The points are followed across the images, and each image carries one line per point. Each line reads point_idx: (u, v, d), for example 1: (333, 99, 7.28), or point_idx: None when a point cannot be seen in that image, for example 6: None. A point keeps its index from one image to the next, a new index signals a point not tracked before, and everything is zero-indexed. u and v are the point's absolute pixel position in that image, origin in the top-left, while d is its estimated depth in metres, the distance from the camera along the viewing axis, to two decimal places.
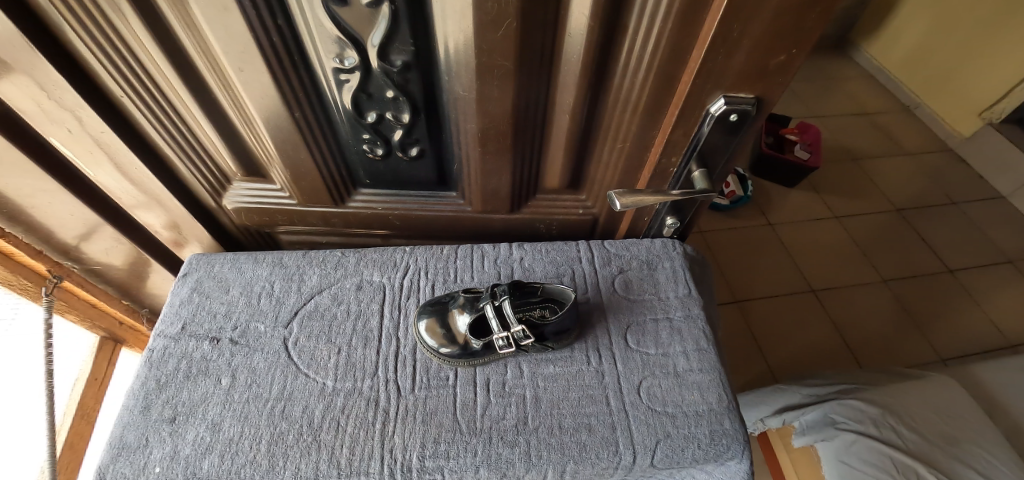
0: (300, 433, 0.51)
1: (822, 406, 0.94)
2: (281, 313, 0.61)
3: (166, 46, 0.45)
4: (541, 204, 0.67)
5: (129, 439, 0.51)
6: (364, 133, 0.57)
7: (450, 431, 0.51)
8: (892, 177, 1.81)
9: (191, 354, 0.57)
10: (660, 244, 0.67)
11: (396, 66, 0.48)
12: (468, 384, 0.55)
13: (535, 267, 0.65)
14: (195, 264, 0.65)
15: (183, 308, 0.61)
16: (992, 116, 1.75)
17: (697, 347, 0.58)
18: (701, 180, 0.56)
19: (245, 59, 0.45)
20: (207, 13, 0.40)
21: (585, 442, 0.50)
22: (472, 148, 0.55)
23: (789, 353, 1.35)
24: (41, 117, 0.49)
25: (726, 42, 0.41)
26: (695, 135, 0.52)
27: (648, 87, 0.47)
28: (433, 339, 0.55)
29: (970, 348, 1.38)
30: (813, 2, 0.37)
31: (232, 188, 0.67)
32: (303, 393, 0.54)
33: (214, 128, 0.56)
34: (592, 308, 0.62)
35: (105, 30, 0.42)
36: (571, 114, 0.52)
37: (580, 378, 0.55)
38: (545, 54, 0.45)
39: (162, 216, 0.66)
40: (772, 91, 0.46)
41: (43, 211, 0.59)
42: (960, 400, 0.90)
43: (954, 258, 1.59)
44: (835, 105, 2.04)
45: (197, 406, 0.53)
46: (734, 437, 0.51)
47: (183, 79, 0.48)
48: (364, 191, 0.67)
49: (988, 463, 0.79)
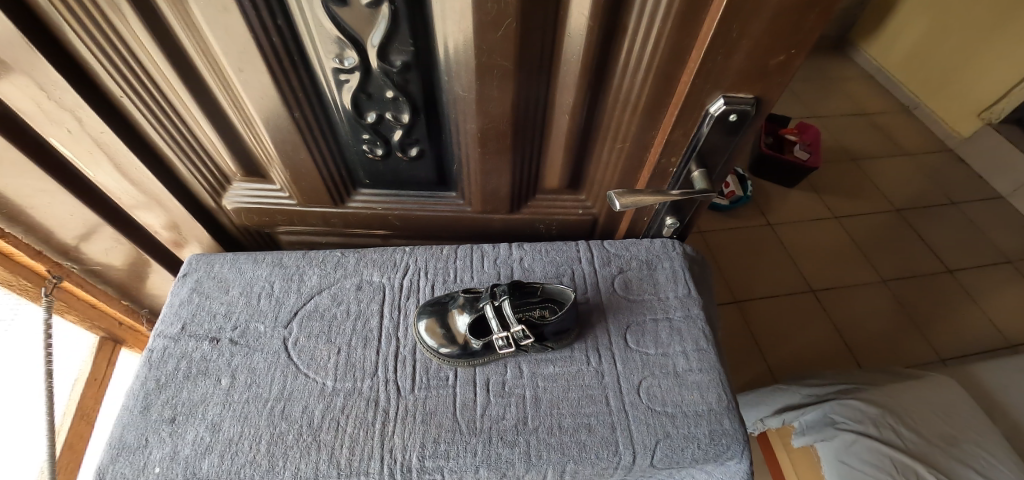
0: (300, 433, 0.51)
1: (822, 407, 0.94)
2: (280, 314, 0.61)
3: (166, 46, 0.45)
4: (541, 204, 0.67)
5: (129, 439, 0.51)
6: (364, 133, 0.57)
7: (450, 431, 0.51)
8: (891, 177, 1.81)
9: (190, 354, 0.57)
10: (660, 245, 0.67)
11: (396, 66, 0.48)
12: (468, 384, 0.55)
13: (535, 267, 0.65)
14: (194, 264, 0.65)
15: (183, 309, 0.61)
16: (992, 116, 1.76)
17: (697, 347, 0.58)
18: (701, 180, 0.56)
19: (244, 59, 0.45)
20: (206, 13, 0.40)
21: (585, 442, 0.50)
22: (472, 148, 0.55)
23: (789, 353, 1.35)
24: (41, 117, 0.50)
25: (726, 42, 0.41)
26: (695, 135, 0.52)
27: (648, 87, 0.47)
28: (433, 340, 0.55)
29: (970, 349, 1.39)
30: (813, 3, 0.37)
31: (232, 189, 0.67)
32: (302, 393, 0.54)
33: (213, 128, 0.55)
34: (592, 308, 0.62)
35: (105, 30, 0.42)
36: (571, 115, 0.52)
37: (580, 378, 0.55)
38: (545, 54, 0.45)
39: (162, 216, 0.66)
40: (771, 91, 0.46)
41: (43, 211, 0.59)
42: (959, 400, 0.90)
43: (953, 258, 1.60)
44: (835, 105, 2.04)
45: (197, 406, 0.53)
46: (734, 437, 0.51)
47: (183, 79, 0.48)
48: (364, 191, 0.67)
49: (989, 464, 0.79)
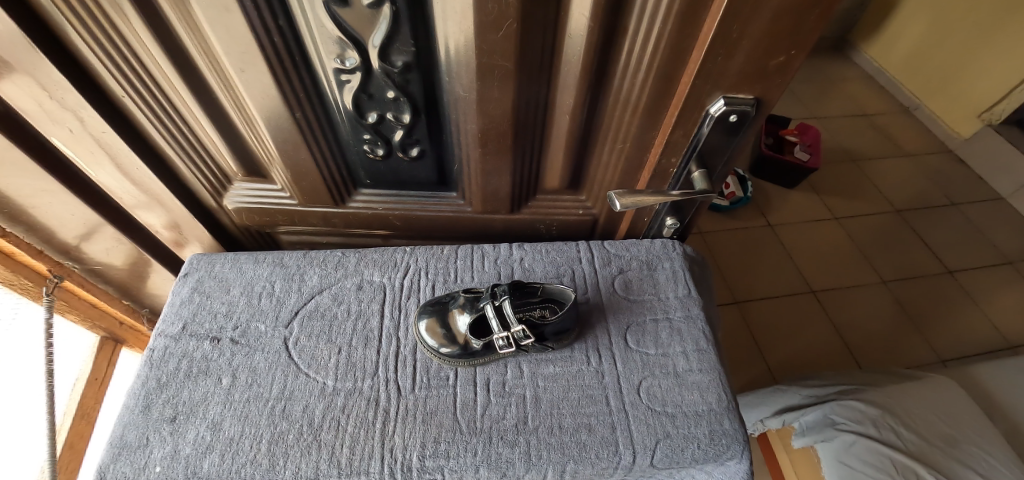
0: (300, 433, 0.51)
1: (822, 407, 0.94)
2: (281, 313, 0.61)
3: (168, 47, 0.45)
4: (541, 205, 0.67)
5: (129, 438, 0.51)
6: (365, 133, 0.57)
7: (450, 430, 0.51)
8: (891, 178, 1.81)
9: (191, 353, 0.57)
10: (660, 245, 0.67)
11: (397, 67, 0.48)
12: (468, 384, 0.55)
13: (535, 267, 0.65)
14: (195, 264, 0.65)
15: (183, 308, 0.61)
16: (992, 117, 1.76)
17: (697, 347, 0.58)
18: (701, 180, 0.56)
19: (246, 59, 0.45)
20: (208, 13, 0.41)
21: (585, 442, 0.50)
22: (472, 149, 0.56)
23: (789, 354, 1.35)
24: (43, 117, 0.50)
25: (725, 43, 0.41)
26: (695, 135, 0.52)
27: (648, 87, 0.47)
28: (433, 339, 0.55)
29: (970, 350, 1.39)
30: (811, 4, 0.37)
31: (233, 189, 0.67)
32: (303, 393, 0.54)
33: (214, 128, 0.56)
34: (592, 308, 0.62)
35: (107, 30, 0.43)
36: (571, 115, 0.52)
37: (580, 378, 0.55)
38: (545, 54, 0.46)
39: (163, 216, 0.66)
40: (771, 92, 0.47)
41: (44, 211, 0.59)
42: (959, 401, 0.90)
43: (954, 259, 1.60)
44: (835, 106, 2.04)
45: (198, 406, 0.53)
46: (734, 437, 0.52)
47: (184, 79, 0.48)
48: (365, 191, 0.67)
49: (989, 465, 0.79)
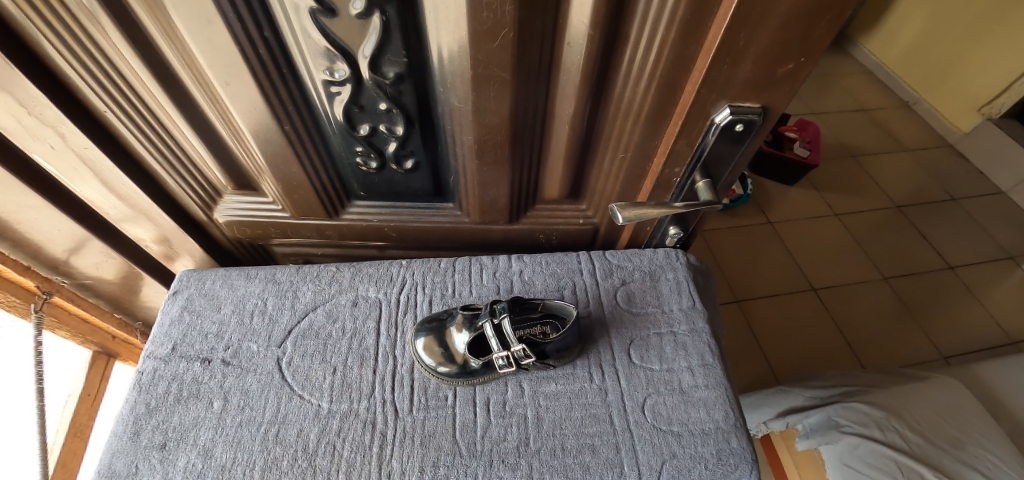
0: (295, 458, 0.50)
1: (827, 409, 0.93)
2: (274, 333, 0.59)
3: (151, 63, 0.43)
4: (541, 214, 0.65)
5: (118, 466, 0.49)
6: (357, 145, 0.55)
7: (450, 454, 0.50)
8: (893, 173, 1.79)
9: (180, 376, 0.55)
10: (663, 255, 0.65)
11: (389, 78, 0.46)
12: (468, 404, 0.53)
13: (535, 280, 0.63)
14: (185, 281, 0.63)
15: (173, 328, 0.59)
16: (992, 111, 1.74)
17: (703, 362, 0.57)
18: (706, 190, 0.53)
19: (231, 72, 0.43)
20: (189, 25, 0.39)
21: (588, 464, 0.49)
22: (469, 160, 0.54)
23: (790, 353, 1.34)
24: (22, 133, 0.48)
25: (731, 50, 0.39)
26: (699, 145, 0.49)
27: (651, 97, 0.45)
28: (431, 358, 0.54)
29: (971, 346, 1.38)
30: (823, 9, 0.35)
31: (222, 202, 0.65)
32: (298, 416, 0.53)
33: (201, 142, 0.53)
34: (594, 323, 0.60)
35: (86, 45, 0.41)
36: (571, 124, 0.51)
37: (582, 396, 0.54)
38: (543, 61, 0.44)
39: (152, 230, 0.64)
40: (779, 100, 0.44)
41: (30, 226, 0.57)
42: (965, 401, 0.88)
43: (954, 253, 1.58)
44: (835, 102, 2.03)
45: (188, 431, 0.51)
46: (742, 457, 0.50)
47: (168, 94, 0.46)
48: (359, 203, 0.65)
49: (997, 467, 0.78)
